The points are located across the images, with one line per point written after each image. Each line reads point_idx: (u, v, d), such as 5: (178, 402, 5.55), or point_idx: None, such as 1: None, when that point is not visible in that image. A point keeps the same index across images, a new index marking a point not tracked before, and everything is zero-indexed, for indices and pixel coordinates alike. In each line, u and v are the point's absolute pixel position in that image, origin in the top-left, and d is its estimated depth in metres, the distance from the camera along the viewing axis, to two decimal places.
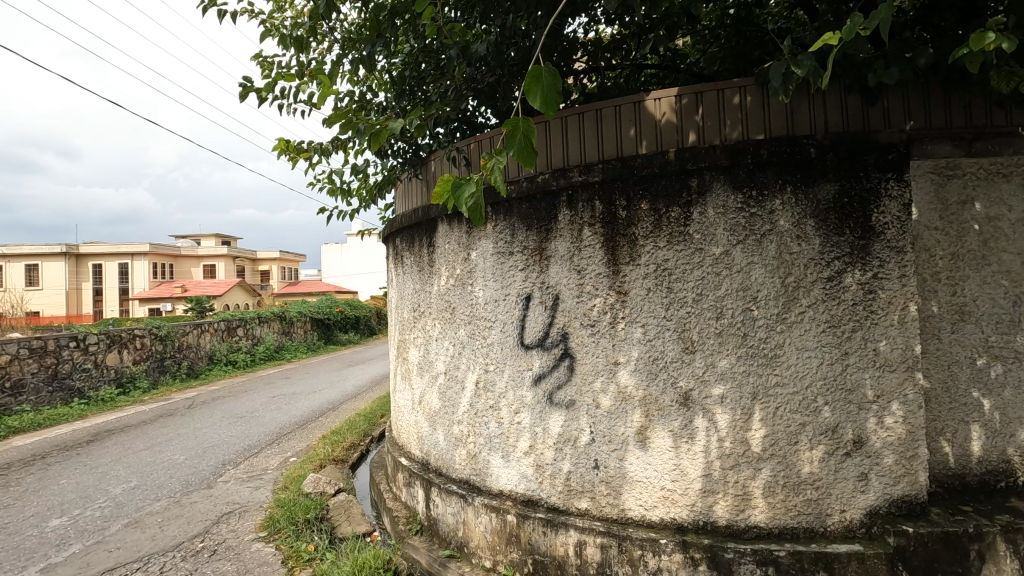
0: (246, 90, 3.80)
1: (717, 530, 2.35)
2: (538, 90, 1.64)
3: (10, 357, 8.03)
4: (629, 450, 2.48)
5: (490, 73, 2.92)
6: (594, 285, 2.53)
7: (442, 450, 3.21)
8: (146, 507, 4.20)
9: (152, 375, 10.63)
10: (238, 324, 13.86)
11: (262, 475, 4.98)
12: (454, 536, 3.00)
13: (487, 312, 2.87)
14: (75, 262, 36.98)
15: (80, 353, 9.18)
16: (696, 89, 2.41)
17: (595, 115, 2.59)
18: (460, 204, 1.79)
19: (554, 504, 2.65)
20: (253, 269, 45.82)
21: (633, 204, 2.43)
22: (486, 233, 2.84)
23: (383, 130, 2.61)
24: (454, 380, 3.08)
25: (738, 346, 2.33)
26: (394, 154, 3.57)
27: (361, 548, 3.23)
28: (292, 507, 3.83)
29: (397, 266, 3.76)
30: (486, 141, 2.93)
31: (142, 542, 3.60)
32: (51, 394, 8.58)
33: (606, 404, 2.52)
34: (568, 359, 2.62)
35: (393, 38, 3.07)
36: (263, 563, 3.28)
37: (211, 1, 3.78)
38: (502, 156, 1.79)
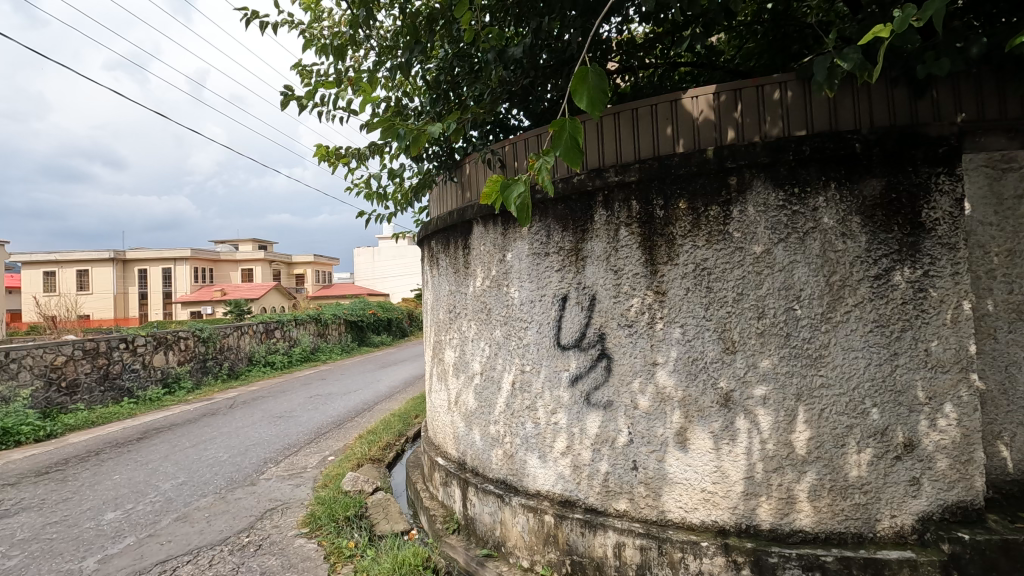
0: (288, 98, 3.92)
1: (761, 533, 2.31)
2: (584, 90, 1.63)
3: (66, 357, 8.45)
4: (669, 451, 2.45)
5: (525, 75, 2.93)
6: (631, 286, 2.52)
7: (478, 449, 3.23)
8: (194, 502, 4.36)
9: (196, 375, 11.01)
10: (276, 326, 14.26)
11: (302, 473, 5.10)
12: (491, 535, 3.02)
13: (524, 313, 2.89)
14: (122, 267, 38.58)
15: (129, 354, 9.58)
16: (735, 86, 2.39)
17: (631, 115, 2.58)
18: (508, 204, 1.79)
19: (592, 505, 2.65)
20: (288, 273, 47.05)
21: (670, 204, 2.42)
22: (523, 235, 2.85)
23: (422, 134, 2.65)
24: (490, 380, 3.11)
25: (782, 346, 2.29)
26: (430, 157, 3.63)
27: (399, 545, 3.30)
28: (333, 505, 3.92)
29: (432, 268, 3.80)
30: (522, 143, 2.95)
31: (192, 536, 3.74)
32: (104, 393, 8.98)
33: (645, 405, 2.51)
34: (605, 359, 2.61)
35: (430, 43, 3.12)
36: (306, 559, 3.36)
37: (254, 13, 3.91)
38: (549, 156, 1.77)
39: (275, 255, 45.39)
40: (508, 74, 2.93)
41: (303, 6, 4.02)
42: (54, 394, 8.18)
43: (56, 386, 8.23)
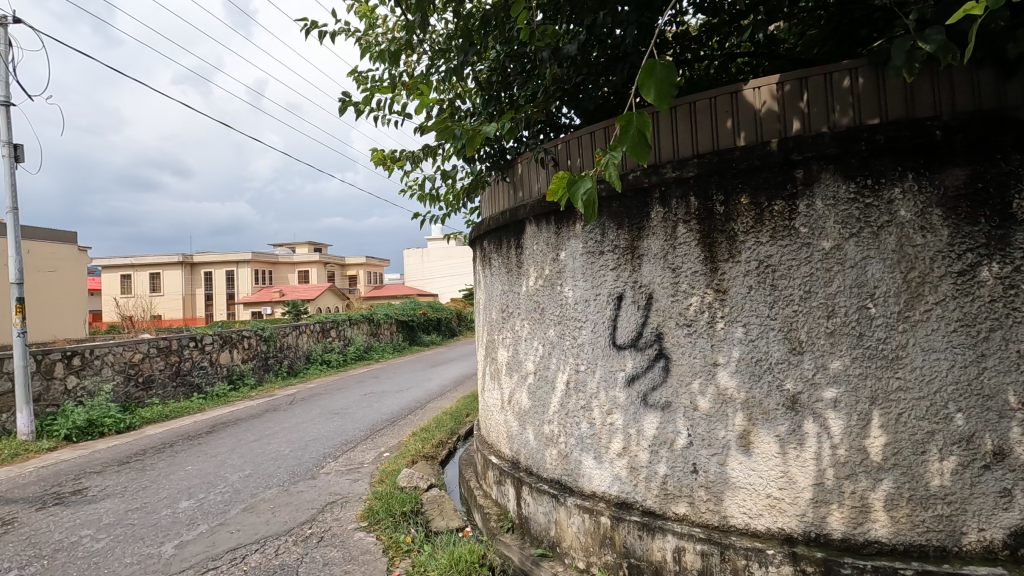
0: (345, 105, 4.04)
1: (832, 543, 2.20)
2: (652, 83, 1.61)
3: (143, 354, 9.02)
4: (731, 455, 2.38)
5: (578, 73, 2.91)
6: (690, 284, 2.46)
7: (532, 449, 3.23)
8: (260, 494, 4.57)
9: (258, 372, 11.53)
10: (332, 326, 14.76)
11: (360, 468, 5.25)
12: (546, 535, 3.02)
13: (578, 312, 2.87)
14: (190, 270, 40.87)
15: (198, 352, 10.14)
16: (800, 75, 2.29)
17: (688, 109, 2.51)
18: (575, 200, 1.79)
19: (650, 508, 2.59)
20: (341, 275, 48.61)
21: (731, 199, 2.34)
22: (576, 233, 2.83)
23: (477, 135, 2.66)
24: (544, 379, 3.10)
25: (854, 346, 2.18)
26: (482, 158, 3.65)
27: (455, 542, 3.34)
28: (390, 500, 4.02)
29: (485, 268, 3.82)
30: (575, 141, 2.93)
31: (259, 526, 3.92)
32: (176, 389, 9.53)
33: (705, 406, 2.44)
34: (663, 359, 2.56)
35: (483, 45, 3.14)
36: (366, 552, 3.46)
37: (313, 24, 4.06)
38: (616, 151, 1.76)
39: (329, 257, 47.00)
40: (562, 73, 2.91)
41: (359, 14, 4.14)
42: (133, 389, 8.75)
43: (134, 381, 8.80)
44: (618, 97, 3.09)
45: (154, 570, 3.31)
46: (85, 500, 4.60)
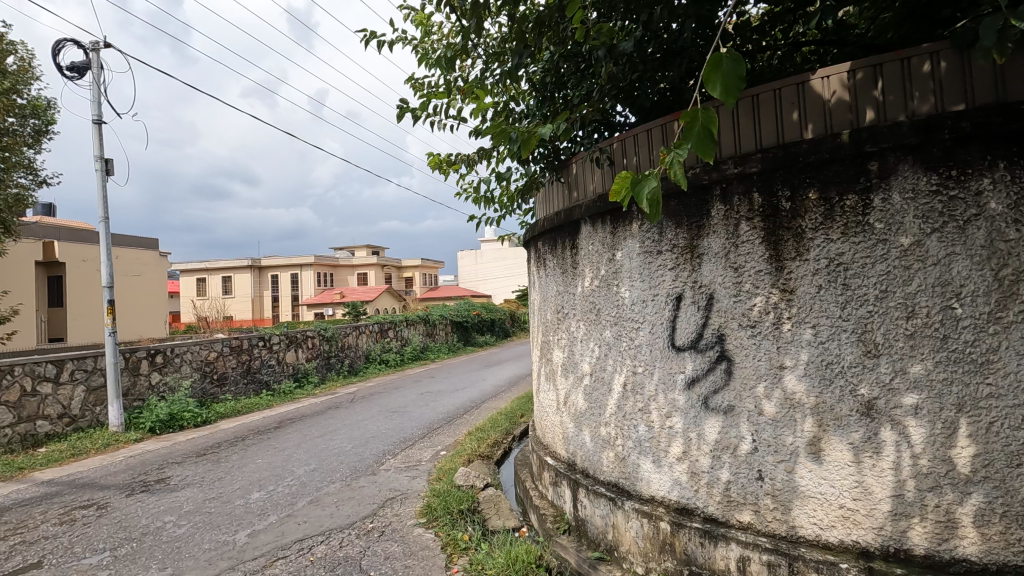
0: (403, 111, 4.15)
1: (913, 559, 2.06)
2: (718, 77, 1.58)
3: (217, 353, 9.59)
4: (800, 462, 2.27)
5: (634, 70, 2.84)
6: (753, 284, 2.37)
7: (589, 451, 3.20)
8: (325, 488, 4.76)
9: (321, 371, 12.02)
10: (389, 326, 15.18)
11: (418, 465, 5.38)
12: (604, 538, 2.98)
13: (635, 313, 2.82)
14: (258, 274, 43.10)
15: (266, 351, 10.67)
16: (874, 61, 2.16)
17: (750, 103, 2.42)
18: (640, 200, 1.76)
19: (712, 515, 2.51)
20: (398, 277, 49.93)
21: (799, 194, 2.24)
22: (633, 233, 2.79)
23: (532, 136, 2.66)
24: (601, 381, 3.07)
25: (937, 349, 2.03)
26: (536, 159, 3.66)
27: (512, 542, 3.36)
28: (447, 498, 4.09)
29: (539, 269, 3.82)
30: (631, 139, 2.89)
31: (324, 518, 4.08)
32: (247, 386, 10.08)
33: (770, 411, 2.35)
34: (725, 362, 2.48)
35: (537, 46, 3.14)
36: (425, 548, 3.54)
37: (372, 34, 4.19)
38: (681, 149, 1.73)
39: (386, 259, 48.37)
40: (618, 70, 2.86)
41: (415, 22, 4.24)
42: (208, 386, 9.32)
43: (209, 378, 9.38)
44: (675, 93, 3.02)
45: (230, 557, 3.51)
46: (167, 489, 4.94)
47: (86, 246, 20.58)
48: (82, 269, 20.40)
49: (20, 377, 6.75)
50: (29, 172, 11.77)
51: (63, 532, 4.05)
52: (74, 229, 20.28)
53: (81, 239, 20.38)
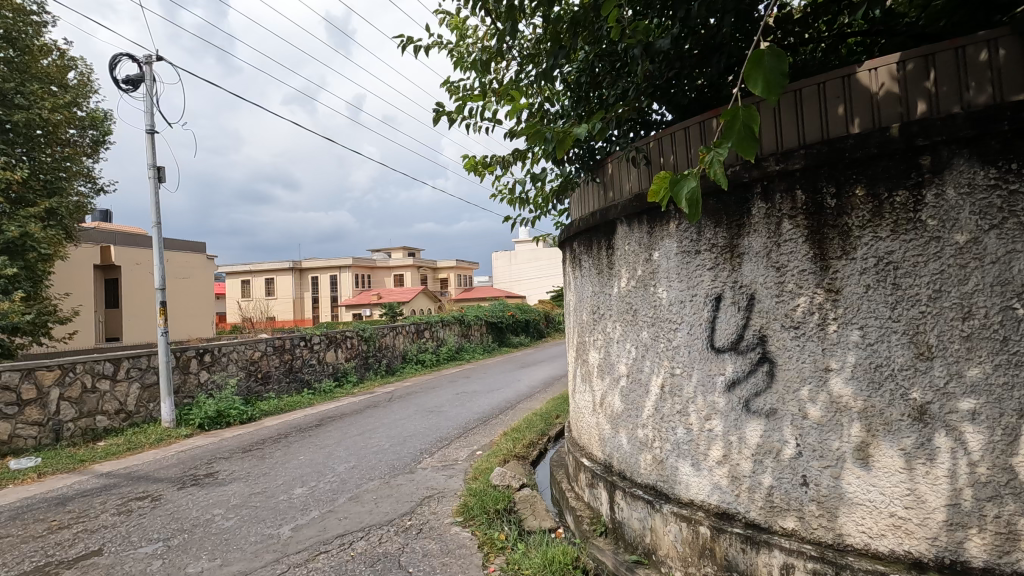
0: (439, 115, 4.21)
1: (971, 572, 1.97)
2: (760, 74, 1.55)
3: (261, 352, 9.92)
4: (847, 468, 2.19)
5: (670, 67, 2.81)
6: (797, 283, 2.31)
7: (626, 453, 3.17)
8: (364, 485, 4.86)
9: (360, 371, 12.28)
10: (426, 327, 15.39)
11: (454, 464, 5.44)
12: (641, 541, 2.95)
13: (673, 313, 2.78)
14: (299, 276, 44.33)
15: (308, 351, 10.98)
16: (925, 52, 2.07)
17: (793, 97, 2.36)
18: (679, 200, 1.75)
19: (754, 521, 2.46)
20: (433, 278, 50.54)
21: (845, 191, 2.16)
22: (670, 233, 2.75)
23: (568, 136, 2.66)
24: (638, 382, 3.04)
25: (995, 352, 1.93)
26: (571, 159, 3.65)
27: (548, 543, 3.37)
28: (484, 497, 4.12)
29: (575, 269, 3.81)
30: (668, 138, 2.85)
31: (364, 515, 4.17)
32: (289, 384, 10.39)
33: (816, 415, 2.27)
34: (767, 363, 2.42)
35: (573, 46, 3.13)
36: (462, 546, 3.57)
37: (409, 39, 4.27)
38: (721, 148, 1.70)
39: (422, 261, 49.04)
40: (654, 68, 2.83)
41: (451, 26, 4.29)
42: (253, 384, 9.65)
43: (254, 377, 9.71)
44: (713, 89, 2.97)
45: (275, 550, 3.63)
46: (216, 483, 5.14)
47: (140, 250, 21.60)
48: (136, 272, 21.44)
49: (81, 374, 7.15)
50: (89, 181, 12.46)
51: (121, 521, 4.27)
52: (129, 234, 21.32)
53: (135, 244, 21.42)
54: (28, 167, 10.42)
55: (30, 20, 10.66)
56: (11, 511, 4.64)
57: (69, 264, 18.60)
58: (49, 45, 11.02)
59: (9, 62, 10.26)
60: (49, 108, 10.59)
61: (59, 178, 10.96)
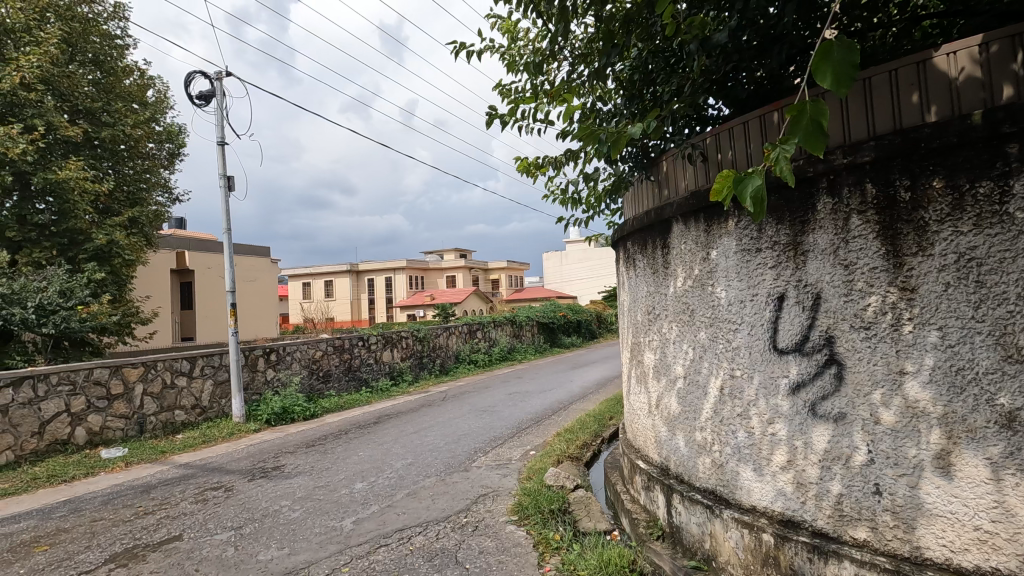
0: (491, 118, 4.26)
1: None
2: (828, 66, 1.50)
3: (322, 351, 10.33)
4: (926, 477, 2.07)
5: (728, 61, 2.73)
6: (867, 282, 2.20)
7: (683, 456, 3.11)
8: (421, 481, 4.98)
9: (415, 370, 12.58)
10: (478, 327, 15.57)
11: (508, 464, 5.48)
12: (700, 547, 2.89)
13: (732, 313, 2.71)
14: (355, 278, 45.82)
15: (366, 350, 11.35)
16: (1012, 32, 1.94)
17: (862, 87, 2.25)
18: (743, 198, 1.71)
19: (821, 530, 2.35)
20: (485, 279, 51.05)
21: (920, 184, 2.04)
22: (728, 231, 2.68)
23: (622, 136, 2.62)
24: (695, 384, 2.97)
25: None
26: (624, 158, 3.61)
27: (604, 544, 3.35)
28: (539, 497, 4.14)
29: (629, 269, 3.77)
30: (725, 133, 2.78)
31: (422, 511, 4.27)
32: (348, 383, 10.77)
33: (889, 420, 2.16)
34: (835, 366, 2.32)
35: (626, 44, 3.11)
36: (517, 545, 3.60)
37: (462, 45, 4.35)
38: (788, 144, 1.66)
39: (473, 262, 49.62)
40: (711, 63, 2.77)
41: (503, 30, 4.34)
42: (315, 382, 10.07)
43: (316, 375, 10.13)
44: (773, 82, 2.88)
45: (339, 541, 3.78)
46: (282, 476, 5.40)
47: (211, 255, 22.92)
48: (208, 275, 22.77)
49: (161, 371, 7.66)
50: (166, 191, 13.34)
51: (198, 509, 4.56)
52: (201, 240, 22.68)
53: (207, 249, 22.76)
54: (114, 179, 11.29)
55: (115, 44, 11.58)
56: (103, 497, 5.05)
57: (149, 269, 19.98)
58: (131, 66, 11.90)
59: (97, 83, 11.18)
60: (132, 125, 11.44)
61: (140, 189, 11.80)
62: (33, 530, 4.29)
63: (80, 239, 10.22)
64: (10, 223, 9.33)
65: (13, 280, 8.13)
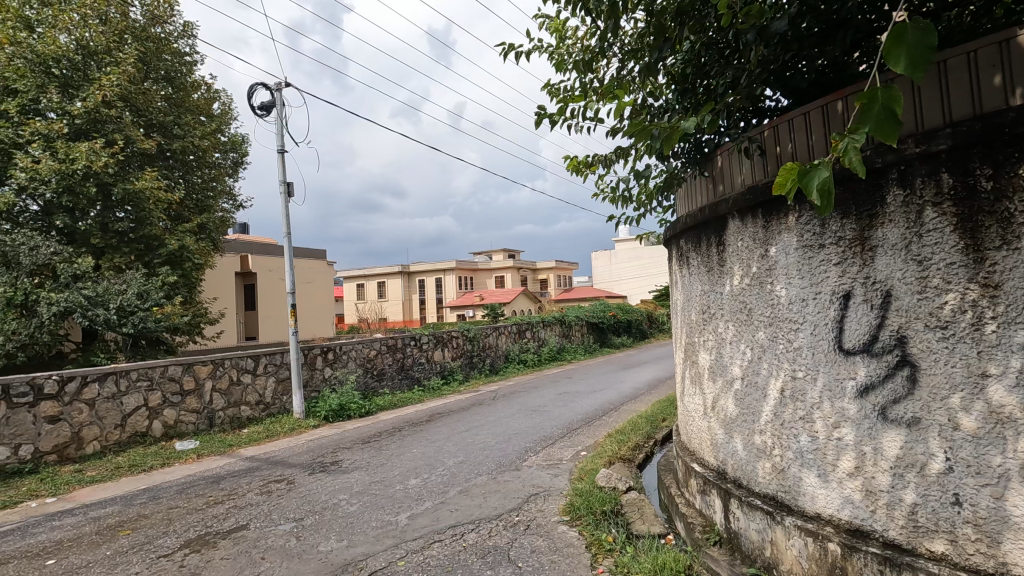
0: (540, 117, 4.26)
1: None
2: (902, 50, 1.43)
3: (377, 351, 10.63)
4: (1012, 489, 1.92)
5: (787, 50, 2.63)
6: (943, 278, 2.06)
7: (741, 459, 3.01)
8: (473, 479, 5.04)
9: (465, 370, 12.74)
10: (527, 327, 15.61)
11: (559, 464, 5.47)
12: (761, 554, 2.79)
13: (793, 313, 2.60)
14: (407, 279, 46.86)
15: (418, 350, 11.59)
16: None
17: (937, 69, 2.11)
18: (808, 192, 1.64)
19: (894, 541, 2.23)
20: (533, 278, 51.09)
21: (1004, 172, 1.90)
22: (789, 226, 2.58)
23: (676, 130, 2.55)
24: (754, 386, 2.88)
25: None
26: (677, 154, 3.53)
27: (658, 548, 3.29)
28: (591, 498, 4.11)
29: (682, 268, 3.68)
30: (784, 125, 2.67)
31: (474, 508, 4.32)
32: (401, 381, 11.03)
33: (970, 426, 2.02)
34: (907, 367, 2.19)
35: (679, 37, 3.05)
36: (570, 545, 3.59)
37: (511, 46, 4.38)
38: (858, 133, 1.58)
39: (522, 262, 49.77)
40: (769, 53, 2.67)
41: (551, 30, 4.34)
42: (370, 380, 10.36)
43: (370, 374, 10.42)
44: (835, 69, 2.76)
45: (394, 535, 3.88)
46: (340, 470, 5.59)
47: (272, 258, 23.99)
48: (269, 278, 23.84)
49: (228, 368, 8.08)
50: (231, 198, 14.07)
51: (263, 500, 4.79)
52: (263, 244, 23.76)
53: (268, 252, 23.84)
54: (184, 188, 12.00)
55: (184, 61, 12.29)
56: (178, 486, 5.38)
57: (216, 272, 21.12)
58: (198, 81, 12.60)
59: (169, 98, 11.90)
60: (200, 136, 12.14)
61: (207, 197, 12.49)
62: (116, 515, 4.62)
63: (155, 245, 10.93)
64: (94, 230, 10.08)
65: (97, 283, 8.77)
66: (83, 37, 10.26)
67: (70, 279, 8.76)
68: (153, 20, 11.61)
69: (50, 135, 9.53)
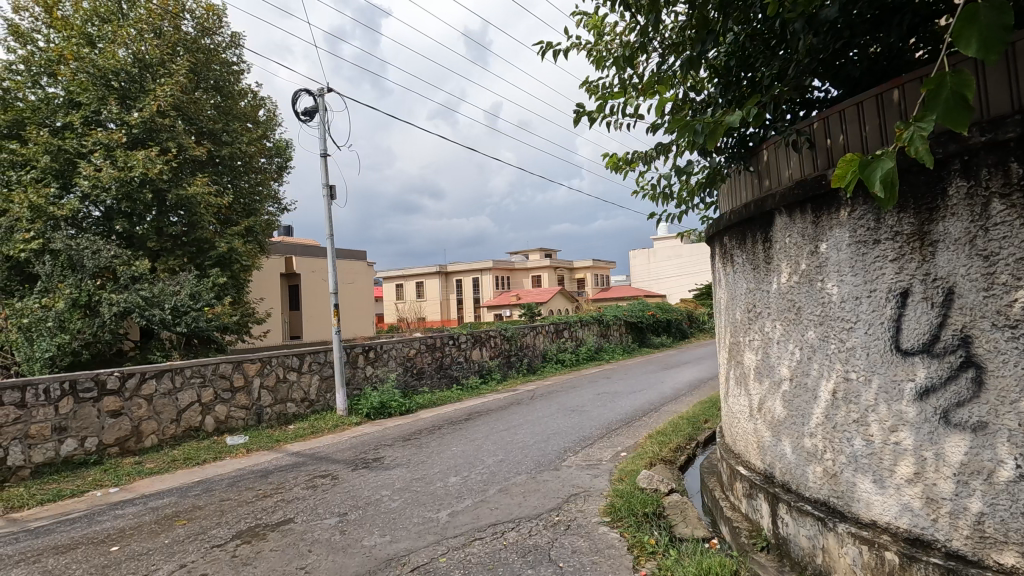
0: (579, 115, 4.23)
1: None
2: (974, 31, 1.35)
3: (416, 350, 10.78)
4: None
5: (838, 39, 2.53)
6: (1012, 275, 1.95)
7: (790, 463, 2.91)
8: (512, 478, 5.05)
9: (503, 369, 12.79)
10: (565, 326, 15.56)
11: (599, 464, 5.42)
12: (812, 561, 2.69)
13: (846, 312, 2.50)
14: (444, 279, 47.38)
15: (456, 349, 11.71)
16: None
17: (1006, 54, 2.00)
18: (870, 183, 1.58)
19: (957, 552, 2.12)
20: (570, 278, 50.84)
21: None
22: (841, 221, 2.47)
23: (721, 125, 2.48)
24: (803, 387, 2.78)
25: None
26: (719, 149, 3.45)
27: (703, 552, 3.20)
28: (632, 500, 4.06)
29: (726, 266, 3.58)
30: (835, 116, 2.57)
31: (514, 507, 4.33)
32: (440, 380, 11.16)
33: None
34: (972, 369, 2.08)
35: (723, 28, 2.97)
36: (611, 546, 3.56)
37: (549, 45, 4.36)
38: (925, 121, 1.51)
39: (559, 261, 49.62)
40: (819, 43, 2.57)
41: (590, 27, 4.31)
42: (410, 379, 10.53)
43: (410, 372, 10.59)
44: (888, 57, 2.64)
45: (436, 532, 3.93)
46: (382, 467, 5.69)
47: (315, 259, 24.66)
48: (313, 278, 24.52)
49: (275, 366, 8.35)
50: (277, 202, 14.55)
51: (309, 495, 4.93)
52: (307, 246, 24.46)
53: (312, 254, 24.51)
54: (233, 193, 12.47)
55: (232, 70, 12.75)
56: (229, 479, 5.59)
57: (264, 274, 21.86)
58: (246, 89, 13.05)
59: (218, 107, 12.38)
60: (247, 142, 12.59)
61: (254, 201, 12.95)
62: (173, 506, 4.84)
63: (206, 248, 11.40)
64: (151, 234, 10.59)
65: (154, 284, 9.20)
66: (140, 51, 10.76)
67: (129, 281, 9.23)
68: (203, 32, 12.10)
69: (110, 144, 10.08)
